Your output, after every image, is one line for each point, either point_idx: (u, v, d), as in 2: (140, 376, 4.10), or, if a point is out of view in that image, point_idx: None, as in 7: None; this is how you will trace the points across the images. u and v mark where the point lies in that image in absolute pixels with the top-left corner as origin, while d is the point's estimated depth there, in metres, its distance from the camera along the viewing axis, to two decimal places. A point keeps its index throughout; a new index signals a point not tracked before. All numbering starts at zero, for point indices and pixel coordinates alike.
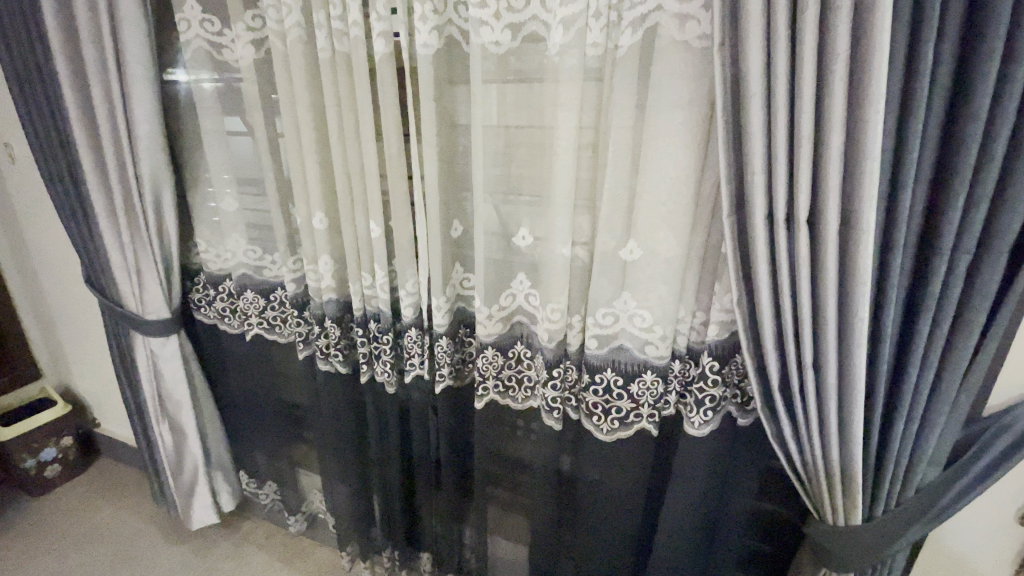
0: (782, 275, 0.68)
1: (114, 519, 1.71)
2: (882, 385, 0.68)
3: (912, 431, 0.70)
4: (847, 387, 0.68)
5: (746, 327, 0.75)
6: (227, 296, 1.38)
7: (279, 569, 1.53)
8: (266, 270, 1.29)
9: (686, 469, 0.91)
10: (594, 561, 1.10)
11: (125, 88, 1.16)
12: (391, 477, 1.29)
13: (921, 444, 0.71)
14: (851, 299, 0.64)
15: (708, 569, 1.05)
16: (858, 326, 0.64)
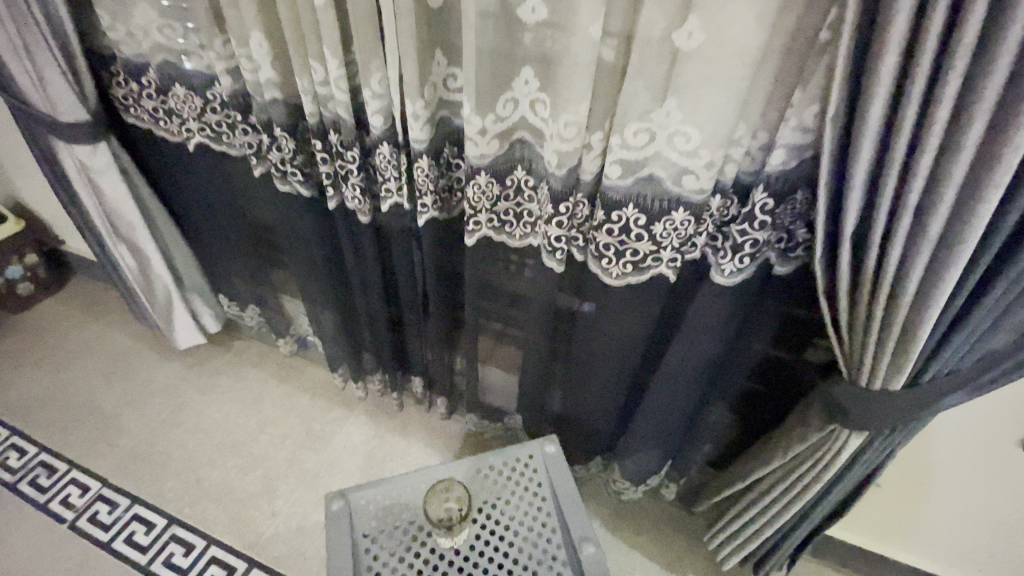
0: (917, 76, 0.47)
1: (101, 335, 1.68)
2: (1000, 240, 0.52)
3: (1010, 298, 0.56)
4: (949, 238, 0.53)
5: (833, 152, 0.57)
6: (155, 92, 1.10)
7: (273, 385, 1.54)
8: (193, 58, 1.00)
9: (705, 313, 0.79)
10: (583, 393, 1.08)
11: None
12: (376, 307, 1.20)
13: (1012, 311, 0.58)
14: (1012, 117, 0.45)
15: (701, 407, 1.01)
16: (1006, 156, 0.46)
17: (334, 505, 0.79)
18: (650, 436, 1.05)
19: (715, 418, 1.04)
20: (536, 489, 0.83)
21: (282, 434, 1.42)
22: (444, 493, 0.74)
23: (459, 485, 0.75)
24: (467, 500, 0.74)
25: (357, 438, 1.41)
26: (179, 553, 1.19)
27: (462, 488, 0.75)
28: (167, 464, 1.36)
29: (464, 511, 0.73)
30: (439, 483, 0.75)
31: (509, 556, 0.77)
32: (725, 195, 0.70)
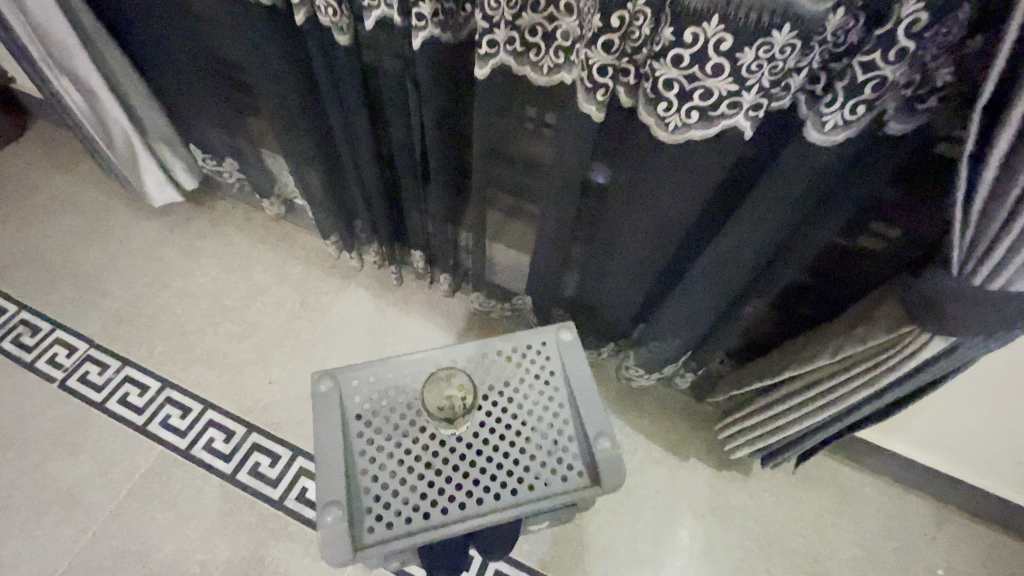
0: None
1: (69, 188, 1.52)
2: None
3: None
4: None
5: None
6: None
7: (262, 252, 1.41)
8: None
9: (785, 181, 0.64)
10: (608, 274, 0.96)
11: None
12: (366, 167, 1.01)
13: None
14: None
15: (741, 302, 0.90)
16: None
17: (322, 386, 0.69)
18: (675, 326, 0.95)
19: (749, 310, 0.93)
20: (549, 377, 0.73)
21: (275, 303, 1.32)
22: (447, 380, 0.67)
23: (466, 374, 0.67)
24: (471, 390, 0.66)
25: (355, 311, 1.31)
26: (176, 416, 1.16)
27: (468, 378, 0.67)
28: (155, 328, 1.29)
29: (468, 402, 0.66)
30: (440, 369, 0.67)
31: (516, 445, 0.69)
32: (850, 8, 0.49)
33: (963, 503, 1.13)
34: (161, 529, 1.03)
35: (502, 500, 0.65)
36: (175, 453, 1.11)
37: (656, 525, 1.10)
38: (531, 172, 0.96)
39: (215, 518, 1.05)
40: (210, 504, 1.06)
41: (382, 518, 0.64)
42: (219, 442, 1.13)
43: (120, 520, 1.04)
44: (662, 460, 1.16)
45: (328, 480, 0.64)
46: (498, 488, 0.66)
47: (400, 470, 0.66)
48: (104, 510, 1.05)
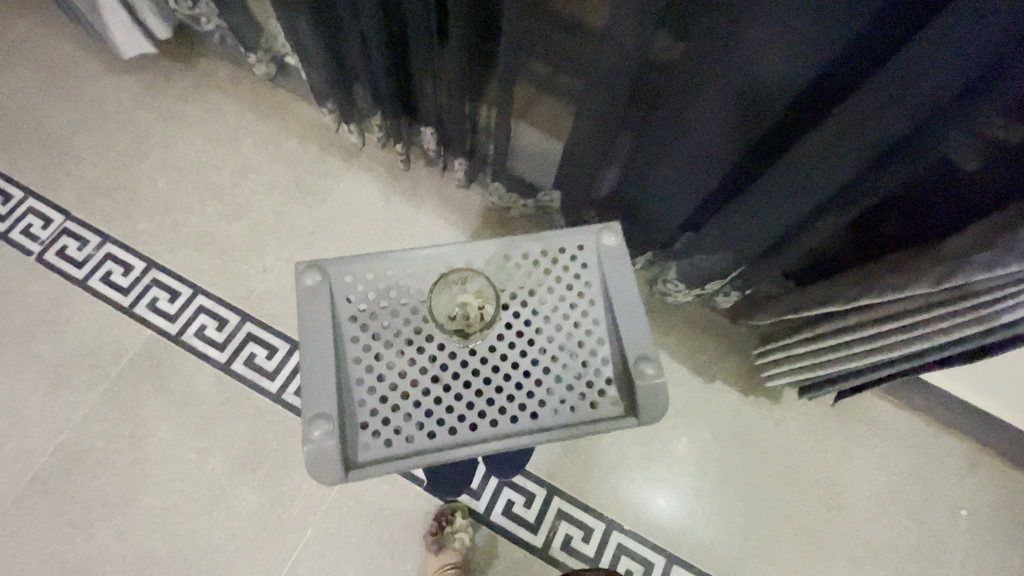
0: None
1: (26, 33, 1.30)
2: None
3: None
4: None
5: None
6: None
7: (251, 122, 1.23)
8: None
9: (947, 50, 0.49)
10: (664, 169, 0.82)
11: None
12: (366, 15, 0.80)
13: None
14: None
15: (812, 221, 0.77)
16: None
17: (307, 282, 0.57)
18: (733, 241, 0.81)
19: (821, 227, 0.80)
20: (582, 288, 0.60)
21: (267, 183, 1.17)
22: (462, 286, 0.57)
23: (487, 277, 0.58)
24: (494, 297, 0.56)
25: (356, 196, 1.16)
26: (164, 300, 1.07)
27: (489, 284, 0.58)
28: (136, 203, 1.16)
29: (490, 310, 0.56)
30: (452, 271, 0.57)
31: (538, 365, 0.57)
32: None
33: (1002, 445, 1.07)
34: (155, 415, 0.99)
35: (519, 424, 0.56)
36: (165, 339, 1.04)
37: (673, 445, 1.04)
38: (578, 27, 0.75)
39: (210, 407, 0.99)
40: (204, 393, 1.00)
41: (380, 436, 0.55)
42: (211, 330, 1.05)
43: (111, 403, 0.99)
44: (686, 380, 1.08)
45: (314, 392, 0.53)
46: (515, 411, 0.56)
47: (401, 384, 0.56)
48: (95, 392, 1.00)
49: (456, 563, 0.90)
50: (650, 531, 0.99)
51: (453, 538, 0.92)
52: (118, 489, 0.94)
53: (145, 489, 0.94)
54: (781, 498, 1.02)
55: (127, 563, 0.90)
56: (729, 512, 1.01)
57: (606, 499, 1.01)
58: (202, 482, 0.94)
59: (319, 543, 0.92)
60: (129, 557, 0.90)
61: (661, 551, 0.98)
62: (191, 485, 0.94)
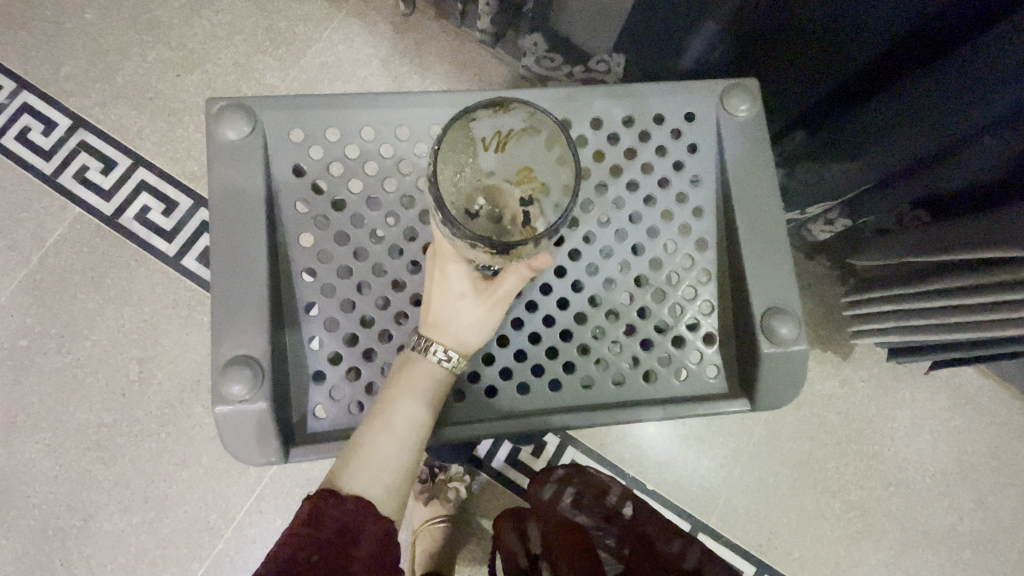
0: None
1: None
2: None
3: None
4: None
5: None
6: None
7: None
8: None
9: None
10: (810, 13, 0.53)
11: None
12: None
13: None
14: None
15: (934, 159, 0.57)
16: None
17: (226, 136, 0.37)
18: (875, 136, 0.58)
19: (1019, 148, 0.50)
20: (683, 188, 0.40)
21: (227, 24, 0.89)
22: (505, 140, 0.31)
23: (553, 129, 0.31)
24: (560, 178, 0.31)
25: (343, 52, 0.88)
26: (95, 170, 0.84)
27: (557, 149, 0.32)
28: (56, 39, 0.89)
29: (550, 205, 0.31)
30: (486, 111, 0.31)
31: (601, 305, 0.39)
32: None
33: None
34: (87, 314, 0.80)
35: (562, 393, 0.39)
36: (98, 220, 0.82)
37: None
38: None
39: (155, 309, 0.80)
40: (147, 292, 0.81)
41: (342, 398, 0.39)
42: (155, 214, 0.83)
43: (33, 294, 0.80)
44: None
45: (235, 328, 0.36)
46: (558, 373, 0.39)
47: (377, 320, 0.39)
48: (13, 279, 0.81)
49: (445, 516, 0.79)
50: (675, 494, 0.85)
51: (446, 487, 0.80)
52: (46, 398, 0.77)
53: (78, 401, 0.77)
54: (834, 470, 0.87)
55: (59, 483, 0.76)
56: (770, 479, 0.86)
57: (629, 454, 0.85)
58: (147, 399, 0.78)
59: (286, 479, 0.77)
60: (62, 477, 0.76)
61: (685, 517, 0.85)
62: (132, 401, 0.78)
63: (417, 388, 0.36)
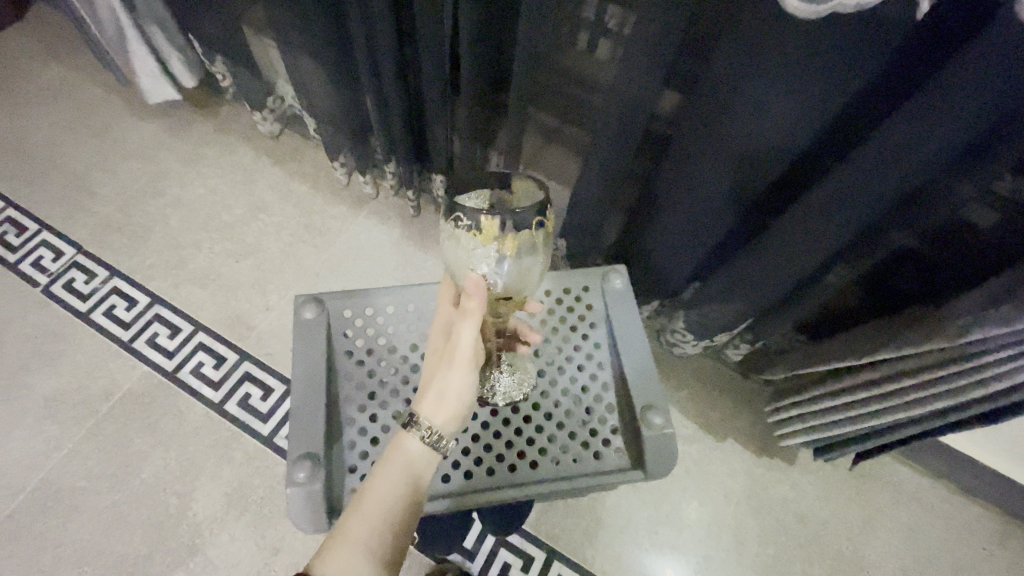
0: None
1: (67, 78, 1.39)
2: None
3: None
4: None
5: None
6: None
7: (268, 169, 1.26)
8: None
9: (952, 92, 0.45)
10: (678, 200, 0.72)
11: None
12: (385, 67, 0.83)
13: None
14: None
15: (809, 279, 0.75)
16: None
17: (304, 313, 0.59)
18: (754, 277, 0.74)
19: (825, 288, 0.77)
20: (585, 330, 0.62)
21: (278, 224, 1.19)
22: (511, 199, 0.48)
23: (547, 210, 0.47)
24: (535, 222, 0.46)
25: (365, 241, 1.18)
26: (164, 336, 1.06)
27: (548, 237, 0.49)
28: (146, 238, 1.17)
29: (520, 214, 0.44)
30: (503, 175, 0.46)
31: (539, 409, 0.57)
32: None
33: None
34: (139, 455, 0.95)
35: (518, 474, 0.54)
36: (161, 376, 1.02)
37: (681, 509, 0.98)
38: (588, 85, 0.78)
39: (197, 448, 0.95)
40: (193, 434, 0.97)
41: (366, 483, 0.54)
42: (208, 368, 1.03)
43: (95, 440, 0.96)
44: (694, 438, 1.04)
45: (301, 433, 0.53)
46: (514, 459, 0.55)
47: (393, 427, 0.56)
48: (80, 428, 0.97)
49: None
50: None
51: None
52: (91, 534, 0.88)
53: (120, 535, 0.88)
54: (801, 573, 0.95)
55: None
56: None
57: (611, 566, 0.94)
58: (181, 530, 0.89)
59: None
60: None
61: None
62: (168, 533, 0.89)
63: (404, 458, 0.44)
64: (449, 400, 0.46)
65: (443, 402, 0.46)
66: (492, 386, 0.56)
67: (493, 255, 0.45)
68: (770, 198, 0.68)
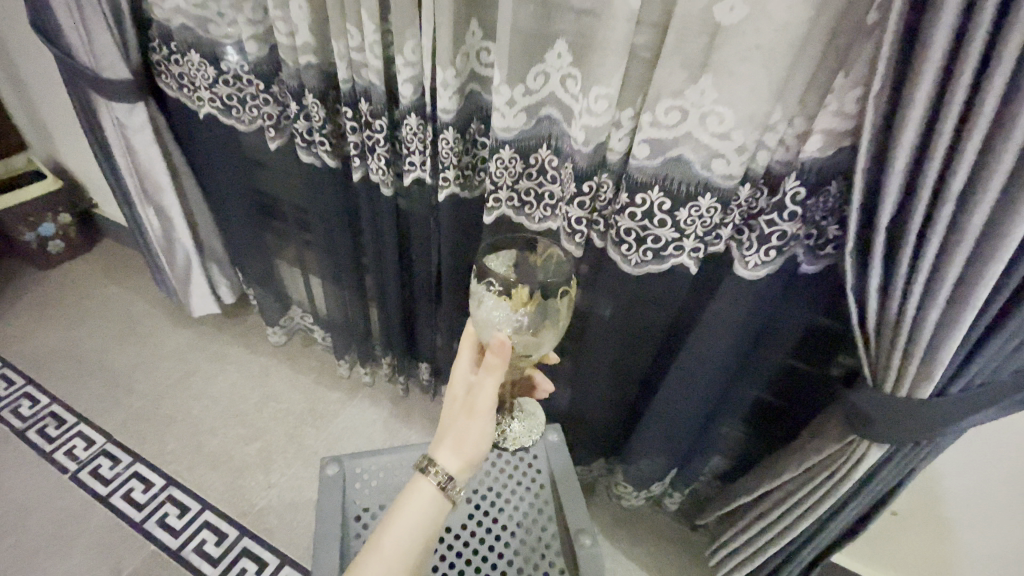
0: (956, 97, 0.47)
1: (123, 296, 1.72)
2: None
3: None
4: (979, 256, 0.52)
5: (867, 162, 0.55)
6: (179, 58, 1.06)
7: (281, 365, 1.53)
8: (213, 26, 0.96)
9: (730, 306, 0.76)
10: (598, 371, 0.99)
11: None
12: (390, 293, 1.17)
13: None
14: None
15: (710, 422, 0.98)
16: None
17: (328, 468, 0.80)
18: (665, 426, 0.97)
19: (723, 428, 1.00)
20: (535, 476, 0.84)
21: (286, 409, 1.42)
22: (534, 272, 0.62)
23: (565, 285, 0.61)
24: (556, 294, 0.59)
25: (360, 421, 1.40)
26: (174, 515, 1.20)
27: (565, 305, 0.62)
28: (169, 427, 1.36)
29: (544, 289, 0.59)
30: (526, 241, 0.65)
31: (501, 537, 0.79)
32: (787, 145, 0.64)
33: None
34: None
35: None
36: (167, 554, 1.15)
37: None
38: None
39: None
40: None
41: None
42: (209, 544, 1.16)
43: None
44: None
45: (325, 561, 0.71)
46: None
47: None
48: None
49: None
50: None
51: None
52: None
53: None
54: None
55: None
56: None
57: None
58: None
59: None
60: None
61: None
62: None
63: (424, 498, 0.56)
64: (466, 448, 0.56)
65: (459, 453, 0.56)
66: (505, 430, 0.78)
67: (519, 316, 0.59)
68: (660, 363, 0.97)
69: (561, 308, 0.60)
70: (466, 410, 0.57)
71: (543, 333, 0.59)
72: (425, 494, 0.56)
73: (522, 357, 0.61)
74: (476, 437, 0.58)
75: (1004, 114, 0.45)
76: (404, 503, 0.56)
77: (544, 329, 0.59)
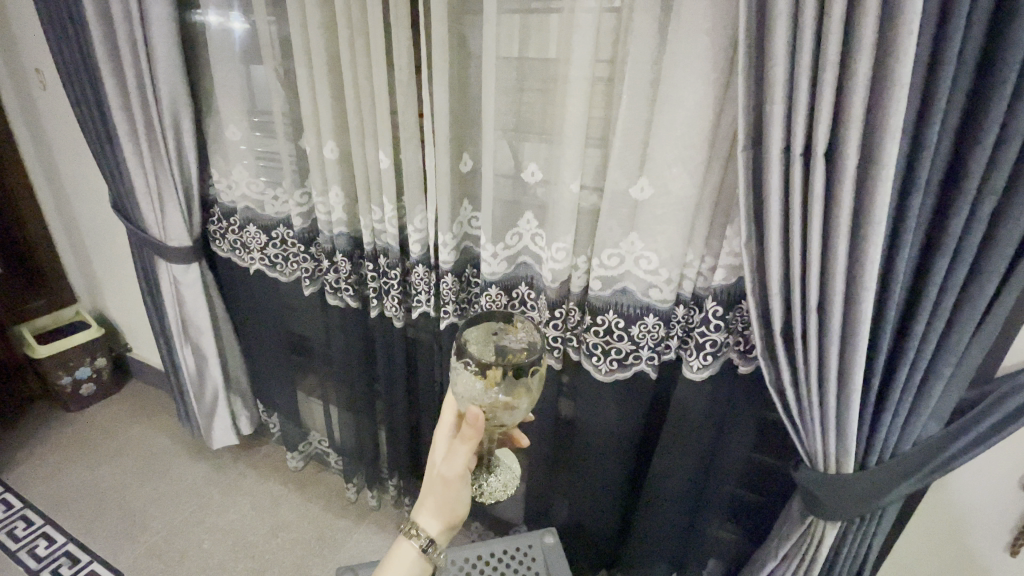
0: (795, 245, 0.67)
1: (145, 434, 1.83)
2: (884, 351, 0.68)
3: (906, 405, 0.71)
4: (848, 352, 0.68)
5: (755, 289, 0.74)
6: (237, 229, 1.34)
7: (291, 493, 1.59)
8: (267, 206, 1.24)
9: (687, 405, 0.91)
10: (587, 476, 1.08)
11: (148, 41, 1.15)
12: (398, 414, 1.31)
13: (913, 418, 0.72)
14: (862, 267, 0.63)
15: (697, 519, 1.05)
16: (867, 283, 0.63)
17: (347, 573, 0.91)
18: (654, 527, 1.04)
19: (714, 529, 1.07)
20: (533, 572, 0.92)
21: (294, 538, 1.46)
22: (506, 345, 0.62)
23: (538, 361, 0.61)
24: (528, 372, 0.59)
25: (366, 548, 1.43)
26: None
27: (537, 378, 0.62)
28: (180, 562, 1.40)
29: (517, 367, 0.58)
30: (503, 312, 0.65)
31: None
32: (703, 276, 0.85)
33: None
34: None
35: None
36: None
37: None
38: None
39: None
40: None
41: None
42: None
43: None
44: None
45: None
46: None
47: None
48: None
49: None
50: None
51: None
52: None
53: None
54: None
55: None
56: None
57: None
58: None
59: None
60: None
61: None
62: None
63: (409, 555, 0.64)
64: (445, 511, 0.64)
65: (439, 515, 0.64)
66: (481, 487, 0.72)
67: (492, 392, 0.59)
68: (643, 462, 1.08)
69: (534, 380, 0.60)
70: (442, 479, 0.63)
71: (515, 406, 0.60)
72: (408, 552, 0.64)
73: (496, 423, 0.62)
74: (453, 500, 0.64)
75: (827, 255, 0.66)
76: (390, 561, 0.65)
77: (519, 401, 0.60)
